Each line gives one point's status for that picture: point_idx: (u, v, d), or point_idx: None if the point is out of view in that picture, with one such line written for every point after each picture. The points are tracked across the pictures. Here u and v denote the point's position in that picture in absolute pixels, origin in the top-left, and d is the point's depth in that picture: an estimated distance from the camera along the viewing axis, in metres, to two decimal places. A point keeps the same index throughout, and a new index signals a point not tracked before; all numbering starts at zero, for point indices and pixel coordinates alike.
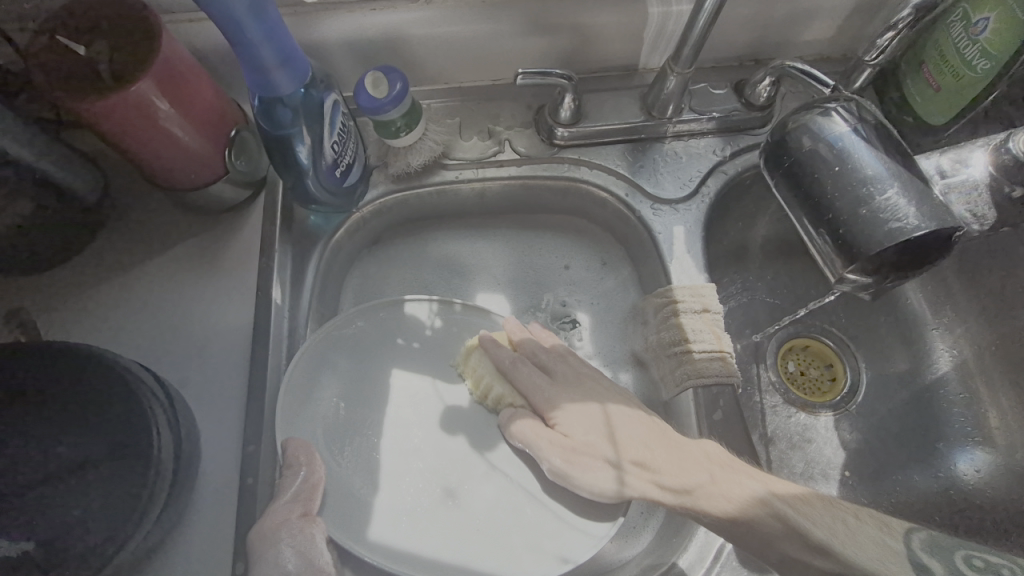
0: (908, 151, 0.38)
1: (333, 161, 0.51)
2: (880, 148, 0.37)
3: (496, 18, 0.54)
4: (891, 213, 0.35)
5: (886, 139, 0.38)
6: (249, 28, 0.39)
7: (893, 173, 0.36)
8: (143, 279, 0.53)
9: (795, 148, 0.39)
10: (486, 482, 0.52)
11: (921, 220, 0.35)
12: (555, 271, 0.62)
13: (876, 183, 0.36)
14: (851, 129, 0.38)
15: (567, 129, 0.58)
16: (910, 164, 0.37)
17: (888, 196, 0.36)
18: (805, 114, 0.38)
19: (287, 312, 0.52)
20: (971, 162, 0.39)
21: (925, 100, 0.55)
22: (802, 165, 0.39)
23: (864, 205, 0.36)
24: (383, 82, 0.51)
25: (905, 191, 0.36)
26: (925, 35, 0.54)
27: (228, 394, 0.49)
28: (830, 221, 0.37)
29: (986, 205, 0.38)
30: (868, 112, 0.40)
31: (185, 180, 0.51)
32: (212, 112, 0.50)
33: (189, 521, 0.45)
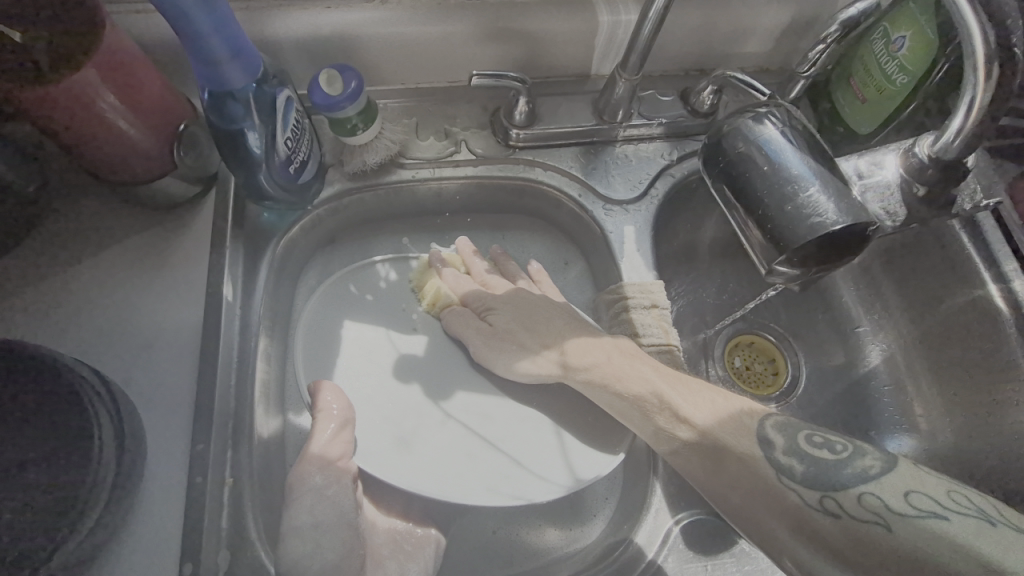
0: (831, 154, 0.40)
1: (286, 157, 0.51)
2: (805, 150, 0.40)
3: (452, 21, 0.55)
4: (813, 209, 0.38)
5: (813, 142, 0.40)
6: (197, 20, 0.39)
7: (816, 174, 0.39)
8: (85, 275, 0.51)
9: (729, 149, 0.41)
10: (440, 430, 0.51)
11: (840, 216, 0.38)
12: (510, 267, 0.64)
13: (800, 182, 0.39)
14: (780, 132, 0.41)
15: (522, 131, 0.60)
16: (833, 165, 0.40)
17: (812, 193, 0.38)
18: (737, 118, 0.41)
19: (239, 310, 0.52)
20: (885, 165, 0.42)
21: (853, 110, 0.59)
22: (736, 165, 0.41)
23: (790, 202, 0.39)
24: (337, 80, 0.51)
25: (826, 190, 0.38)
26: (851, 52, 0.58)
27: (176, 393, 0.48)
28: (760, 217, 0.40)
29: (897, 203, 0.42)
30: (797, 117, 0.43)
31: (128, 173, 0.50)
32: (157, 104, 0.49)
33: (133, 524, 0.44)
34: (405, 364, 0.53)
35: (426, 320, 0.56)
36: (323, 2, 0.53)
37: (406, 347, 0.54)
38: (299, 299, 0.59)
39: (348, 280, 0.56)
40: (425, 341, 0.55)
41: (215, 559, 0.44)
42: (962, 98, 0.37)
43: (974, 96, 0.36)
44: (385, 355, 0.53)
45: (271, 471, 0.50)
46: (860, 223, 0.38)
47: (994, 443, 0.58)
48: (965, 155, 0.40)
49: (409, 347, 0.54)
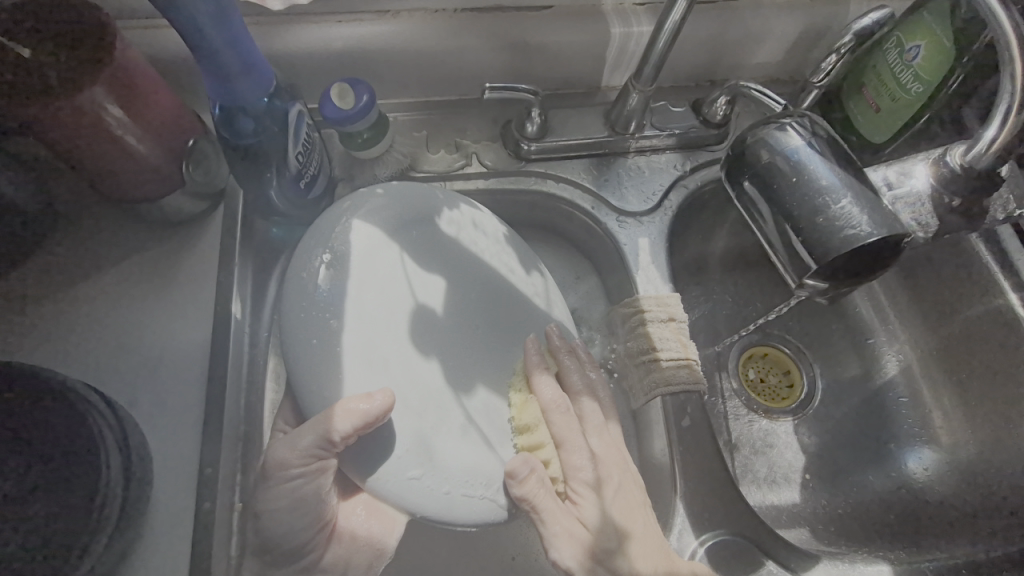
0: (858, 164, 0.40)
1: (297, 172, 0.50)
2: (833, 161, 0.39)
3: (463, 34, 0.55)
4: (845, 221, 0.37)
5: (839, 152, 0.40)
6: (213, 36, 0.38)
7: (845, 185, 0.38)
8: (90, 294, 0.50)
9: (754, 161, 0.41)
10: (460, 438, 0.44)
11: (871, 227, 0.37)
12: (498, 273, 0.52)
13: (830, 193, 0.38)
14: (806, 142, 0.40)
15: (534, 143, 0.59)
16: (861, 175, 0.39)
17: (843, 205, 0.37)
18: (761, 129, 0.41)
19: (247, 328, 0.51)
20: (915, 175, 0.41)
21: (867, 119, 0.59)
22: (762, 177, 0.40)
23: (821, 213, 0.38)
24: (348, 93, 0.50)
25: (856, 200, 0.37)
26: (864, 62, 0.58)
27: (182, 415, 0.47)
28: (788, 229, 0.39)
29: (930, 216, 0.40)
30: (820, 126, 0.42)
31: (137, 191, 0.49)
32: (168, 119, 0.48)
33: (138, 553, 0.42)
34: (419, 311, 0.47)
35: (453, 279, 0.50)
36: (333, 16, 0.52)
37: (424, 297, 0.47)
38: None
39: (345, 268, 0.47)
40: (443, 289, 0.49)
41: None
42: (995, 107, 0.36)
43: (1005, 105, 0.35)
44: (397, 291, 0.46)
45: None
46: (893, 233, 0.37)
47: (1017, 457, 0.57)
48: (992, 166, 0.39)
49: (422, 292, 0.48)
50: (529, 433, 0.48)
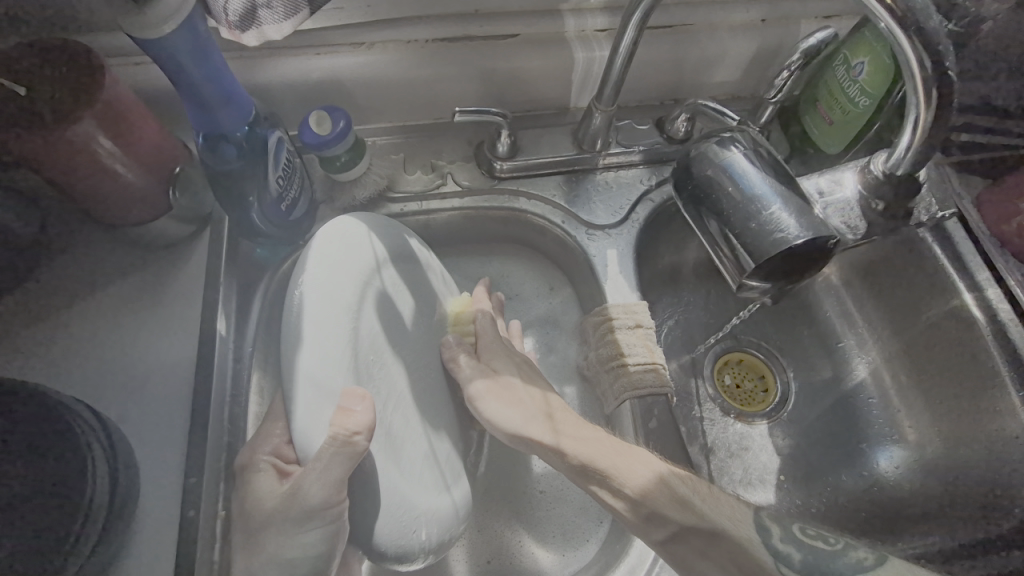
0: (791, 174, 0.43)
1: (277, 195, 0.53)
2: (766, 170, 0.42)
3: (435, 63, 0.59)
4: (775, 225, 0.40)
5: (772, 163, 0.43)
6: (192, 71, 0.41)
7: (776, 192, 0.41)
8: (84, 315, 0.53)
9: (694, 173, 0.44)
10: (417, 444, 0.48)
11: (800, 230, 0.39)
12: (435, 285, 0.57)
13: (762, 200, 0.41)
14: (741, 155, 0.43)
15: (505, 162, 0.63)
16: (793, 184, 0.42)
17: (772, 210, 0.40)
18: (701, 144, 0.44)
19: (232, 344, 0.53)
20: (844, 183, 0.44)
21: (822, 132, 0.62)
22: (702, 187, 0.44)
23: (752, 219, 0.41)
24: (326, 119, 0.54)
25: (786, 206, 0.40)
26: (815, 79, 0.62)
27: (170, 428, 0.49)
28: (726, 233, 0.42)
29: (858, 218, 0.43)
30: (758, 142, 0.45)
31: (127, 217, 0.52)
32: (156, 147, 0.51)
33: (126, 559, 0.44)
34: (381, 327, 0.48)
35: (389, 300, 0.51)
36: (311, 48, 0.56)
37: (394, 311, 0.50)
38: None
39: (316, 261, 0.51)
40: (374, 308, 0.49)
41: None
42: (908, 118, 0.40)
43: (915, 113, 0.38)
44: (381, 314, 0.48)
45: None
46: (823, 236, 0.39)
47: (980, 453, 0.58)
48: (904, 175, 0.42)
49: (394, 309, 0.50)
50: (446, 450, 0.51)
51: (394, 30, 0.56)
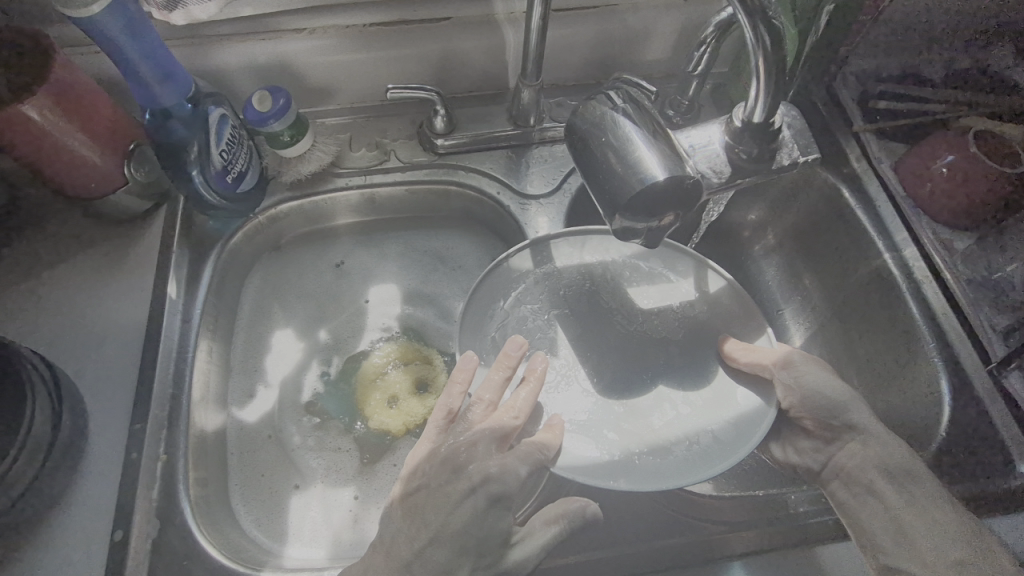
0: (659, 123, 0.42)
1: (222, 168, 0.57)
2: (638, 120, 0.42)
3: (373, 47, 0.63)
4: (637, 169, 0.40)
5: (646, 114, 0.43)
6: (126, 49, 0.45)
7: (644, 140, 0.41)
8: (49, 281, 0.58)
9: (576, 128, 0.44)
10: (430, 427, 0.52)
11: (662, 173, 0.39)
12: (409, 297, 0.68)
13: (630, 146, 0.41)
14: (618, 107, 0.43)
15: (443, 138, 0.67)
16: (665, 132, 0.42)
17: (637, 156, 0.40)
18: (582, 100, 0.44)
19: (181, 306, 0.58)
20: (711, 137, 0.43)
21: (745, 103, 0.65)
22: (581, 140, 0.44)
23: (620, 166, 0.41)
24: (268, 99, 0.58)
25: (651, 152, 0.40)
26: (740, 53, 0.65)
27: (122, 381, 0.54)
28: (601, 180, 0.42)
29: (723, 167, 0.42)
30: (638, 96, 0.45)
31: (86, 189, 0.57)
32: (110, 123, 0.56)
33: (76, 492, 0.50)
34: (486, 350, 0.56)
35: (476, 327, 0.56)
36: (257, 35, 0.60)
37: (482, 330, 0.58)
38: (246, 300, 0.66)
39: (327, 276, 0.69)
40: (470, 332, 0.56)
41: (144, 528, 0.48)
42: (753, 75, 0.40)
43: (759, 84, 0.39)
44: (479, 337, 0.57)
45: (205, 449, 0.55)
46: (691, 184, 0.40)
47: (901, 405, 0.60)
48: (786, 170, 0.43)
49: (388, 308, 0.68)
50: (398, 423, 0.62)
51: (331, 15, 0.60)
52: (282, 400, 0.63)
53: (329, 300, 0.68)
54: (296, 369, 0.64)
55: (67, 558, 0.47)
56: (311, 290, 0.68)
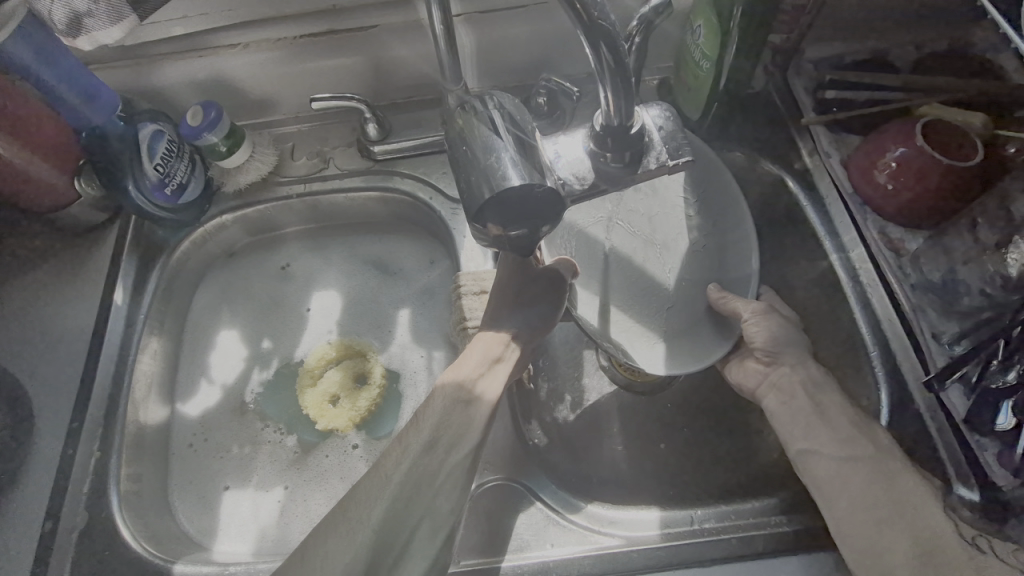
0: (529, 128, 0.41)
1: (159, 180, 0.60)
2: (508, 125, 0.41)
3: (305, 59, 0.64)
4: (499, 177, 0.39)
5: (518, 119, 0.42)
6: (43, 74, 0.51)
7: (510, 146, 0.40)
8: (11, 289, 0.63)
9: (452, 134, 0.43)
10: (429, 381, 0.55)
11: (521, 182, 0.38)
12: (353, 301, 0.70)
13: (494, 153, 0.40)
14: (493, 111, 0.42)
15: (378, 145, 0.68)
16: (532, 138, 0.41)
17: (500, 164, 0.39)
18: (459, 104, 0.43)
19: (126, 312, 0.62)
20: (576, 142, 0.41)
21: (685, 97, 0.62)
22: (455, 146, 0.43)
23: (484, 174, 0.39)
24: (200, 113, 0.62)
25: (514, 158, 0.39)
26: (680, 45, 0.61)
27: (67, 382, 0.58)
28: (467, 189, 0.40)
29: (585, 174, 0.40)
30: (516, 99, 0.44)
31: (40, 205, 0.61)
32: (58, 145, 0.59)
33: (18, 485, 0.54)
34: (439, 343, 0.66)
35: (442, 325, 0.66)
36: (194, 52, 0.63)
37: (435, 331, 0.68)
38: (197, 304, 0.69)
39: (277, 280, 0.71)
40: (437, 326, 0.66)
41: (74, 520, 0.53)
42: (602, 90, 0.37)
43: (608, 94, 0.36)
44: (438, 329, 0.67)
45: (144, 446, 0.59)
46: (548, 193, 0.39)
47: None
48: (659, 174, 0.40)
49: (332, 310, 0.70)
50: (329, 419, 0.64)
51: (263, 29, 0.62)
52: (224, 400, 0.66)
53: (275, 305, 0.70)
54: (238, 370, 0.67)
55: (6, 544, 0.52)
56: (258, 294, 0.71)
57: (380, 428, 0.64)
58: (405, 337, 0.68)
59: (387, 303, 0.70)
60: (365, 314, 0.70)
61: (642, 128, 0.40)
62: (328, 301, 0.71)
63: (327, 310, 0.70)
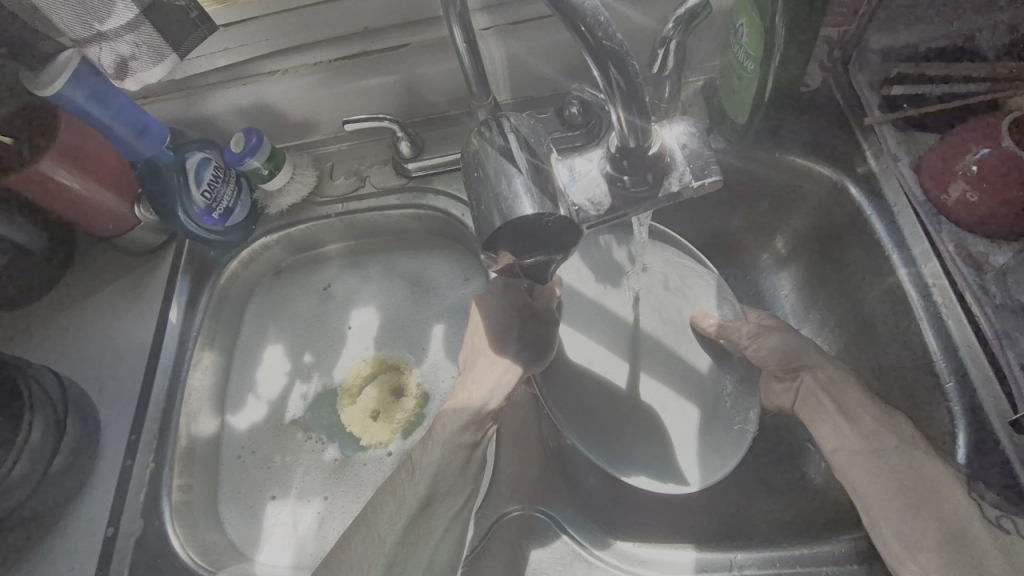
0: (541, 150, 0.40)
1: (207, 206, 0.63)
2: (521, 148, 0.40)
3: (339, 81, 0.65)
4: (509, 205, 0.37)
5: (531, 143, 0.40)
6: (97, 114, 0.54)
7: (522, 169, 0.38)
8: (83, 307, 0.68)
9: (469, 157, 0.42)
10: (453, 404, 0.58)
11: (532, 209, 0.37)
12: (390, 319, 0.71)
13: (505, 178, 0.38)
14: (510, 133, 0.41)
15: (411, 162, 0.67)
16: (544, 162, 0.39)
17: (512, 190, 0.38)
18: (477, 128, 0.42)
19: (180, 329, 0.66)
20: (590, 164, 0.40)
21: (732, 99, 0.58)
22: (470, 170, 0.41)
23: (495, 202, 0.38)
24: (242, 139, 0.64)
25: (526, 184, 0.37)
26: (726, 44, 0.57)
27: (128, 396, 0.63)
28: (478, 216, 0.39)
29: (601, 195, 0.39)
30: (533, 121, 0.42)
31: (104, 229, 0.66)
32: (117, 175, 0.63)
33: (83, 493, 0.58)
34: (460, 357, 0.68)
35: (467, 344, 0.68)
36: (238, 81, 0.65)
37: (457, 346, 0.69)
38: (247, 319, 0.73)
39: (318, 296, 0.74)
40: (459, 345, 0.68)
41: (130, 527, 0.56)
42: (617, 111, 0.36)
43: (619, 113, 0.35)
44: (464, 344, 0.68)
45: (194, 458, 0.62)
46: (561, 221, 0.38)
47: None
48: (681, 197, 0.39)
49: (367, 326, 0.71)
50: (368, 432, 0.66)
51: (300, 55, 0.63)
52: (269, 413, 0.68)
53: (317, 321, 0.72)
54: (282, 385, 0.69)
55: (72, 547, 0.56)
56: (302, 311, 0.73)
57: (417, 443, 0.65)
58: (438, 355, 0.69)
59: (423, 320, 0.71)
60: (400, 330, 0.71)
61: (664, 149, 0.38)
62: (364, 318, 0.72)
63: (363, 327, 0.71)
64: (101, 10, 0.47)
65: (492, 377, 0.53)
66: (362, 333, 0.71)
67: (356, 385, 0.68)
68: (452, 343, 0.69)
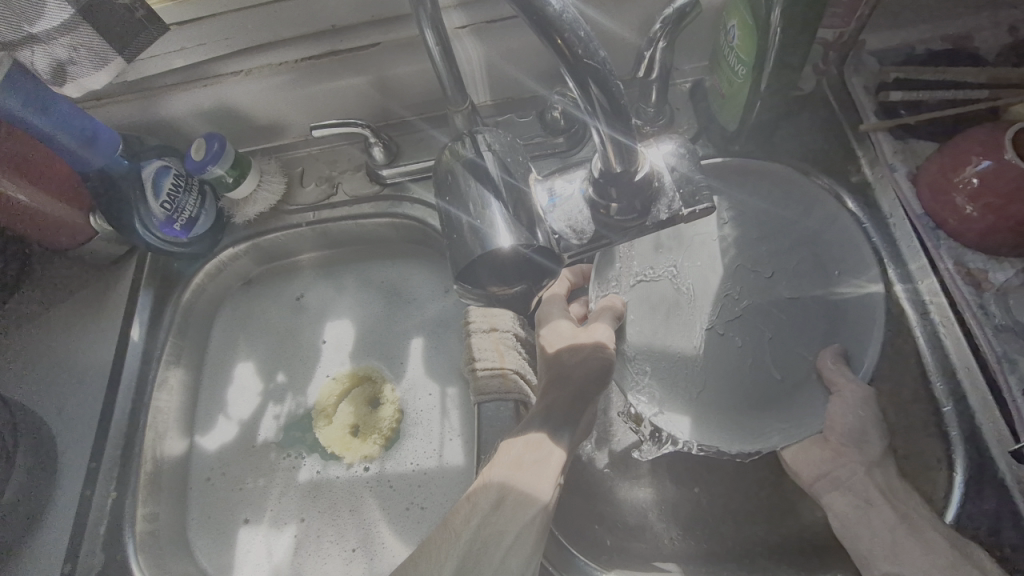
0: (519, 171, 0.37)
1: (167, 217, 0.59)
2: (497, 169, 0.36)
3: (306, 83, 0.60)
4: (482, 236, 0.34)
5: (508, 162, 0.37)
6: (36, 123, 0.50)
7: (499, 194, 0.35)
8: (40, 324, 0.64)
9: (441, 177, 0.38)
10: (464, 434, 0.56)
11: (509, 240, 0.34)
12: (368, 333, 0.68)
13: (479, 204, 0.35)
14: (485, 152, 0.37)
15: (386, 168, 0.64)
16: (522, 184, 0.36)
17: (488, 218, 0.35)
18: (450, 146, 0.38)
19: (143, 347, 0.62)
20: (570, 187, 0.38)
21: (724, 104, 0.55)
22: (442, 191, 0.38)
23: (468, 232, 0.35)
24: (204, 146, 0.59)
25: (502, 211, 0.35)
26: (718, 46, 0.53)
27: (86, 420, 0.59)
28: (450, 245, 0.36)
29: (584, 221, 0.37)
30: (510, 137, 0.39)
31: (59, 242, 0.61)
32: (67, 187, 0.58)
33: (40, 525, 0.55)
34: (443, 371, 0.65)
35: (449, 357, 0.66)
36: (197, 82, 0.60)
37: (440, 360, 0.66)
38: (216, 331, 0.69)
39: (291, 308, 0.70)
40: (445, 361, 0.66)
41: (91, 562, 0.54)
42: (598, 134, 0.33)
43: (602, 134, 0.31)
44: (448, 358, 0.66)
45: (162, 484, 0.59)
46: (541, 250, 0.35)
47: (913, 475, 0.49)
48: (670, 224, 0.37)
49: (342, 339, 0.68)
50: (350, 451, 0.63)
51: (263, 55, 0.59)
52: (240, 432, 0.65)
53: (290, 336, 0.69)
54: (254, 403, 0.66)
55: None
56: (273, 324, 0.70)
57: (397, 462, 0.62)
58: (419, 370, 0.66)
59: (403, 333, 0.68)
60: (377, 344, 0.68)
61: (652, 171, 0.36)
62: (338, 332, 0.69)
63: (338, 342, 0.68)
64: (31, 11, 0.45)
65: (513, 457, 0.48)
66: (336, 348, 0.68)
67: (330, 407, 0.65)
68: (433, 357, 0.66)
